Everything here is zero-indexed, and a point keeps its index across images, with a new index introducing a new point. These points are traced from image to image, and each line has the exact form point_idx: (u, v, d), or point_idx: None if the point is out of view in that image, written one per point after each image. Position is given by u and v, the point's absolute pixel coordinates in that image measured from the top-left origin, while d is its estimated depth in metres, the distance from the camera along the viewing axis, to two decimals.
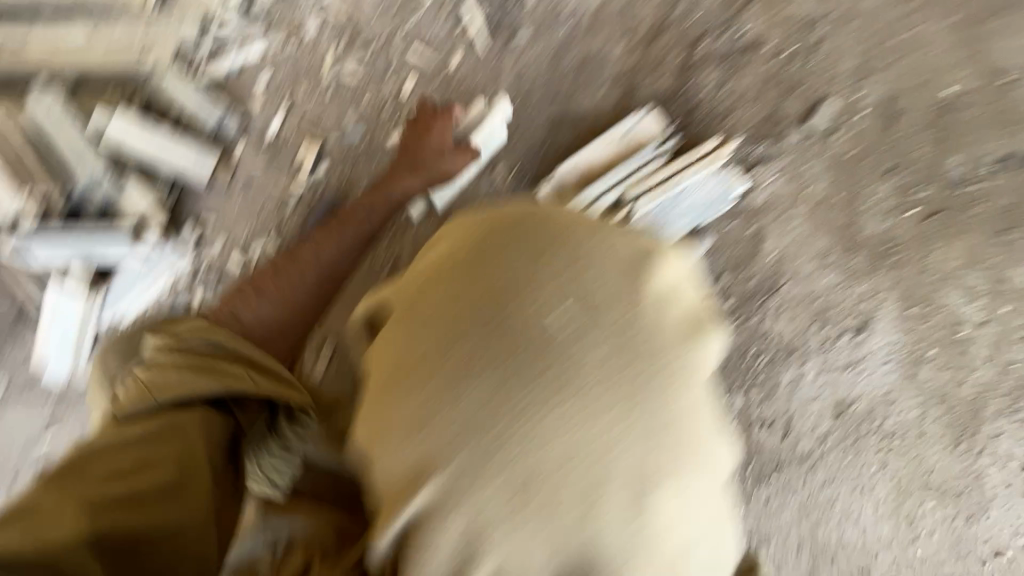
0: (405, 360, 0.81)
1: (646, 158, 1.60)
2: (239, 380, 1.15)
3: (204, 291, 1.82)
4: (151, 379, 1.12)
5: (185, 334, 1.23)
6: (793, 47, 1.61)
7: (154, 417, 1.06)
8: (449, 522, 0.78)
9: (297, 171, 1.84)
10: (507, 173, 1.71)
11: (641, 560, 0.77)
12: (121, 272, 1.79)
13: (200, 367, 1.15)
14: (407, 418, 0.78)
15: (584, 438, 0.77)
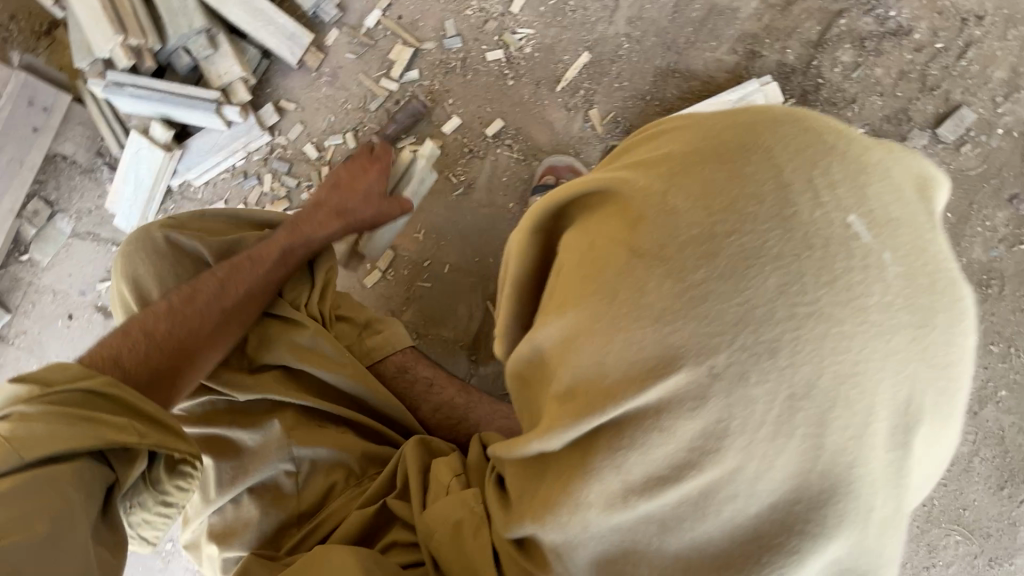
0: (633, 235, 0.65)
1: None
2: (123, 432, 0.94)
3: (275, 174, 1.77)
4: (24, 434, 0.86)
5: (56, 372, 0.94)
6: (940, 44, 1.48)
7: (49, 474, 0.86)
8: (670, 429, 0.61)
9: (386, 72, 1.75)
10: (601, 118, 1.62)
11: (882, 504, 0.62)
12: (199, 138, 1.73)
13: (78, 419, 0.91)
14: (632, 300, 0.63)
15: (863, 360, 0.57)
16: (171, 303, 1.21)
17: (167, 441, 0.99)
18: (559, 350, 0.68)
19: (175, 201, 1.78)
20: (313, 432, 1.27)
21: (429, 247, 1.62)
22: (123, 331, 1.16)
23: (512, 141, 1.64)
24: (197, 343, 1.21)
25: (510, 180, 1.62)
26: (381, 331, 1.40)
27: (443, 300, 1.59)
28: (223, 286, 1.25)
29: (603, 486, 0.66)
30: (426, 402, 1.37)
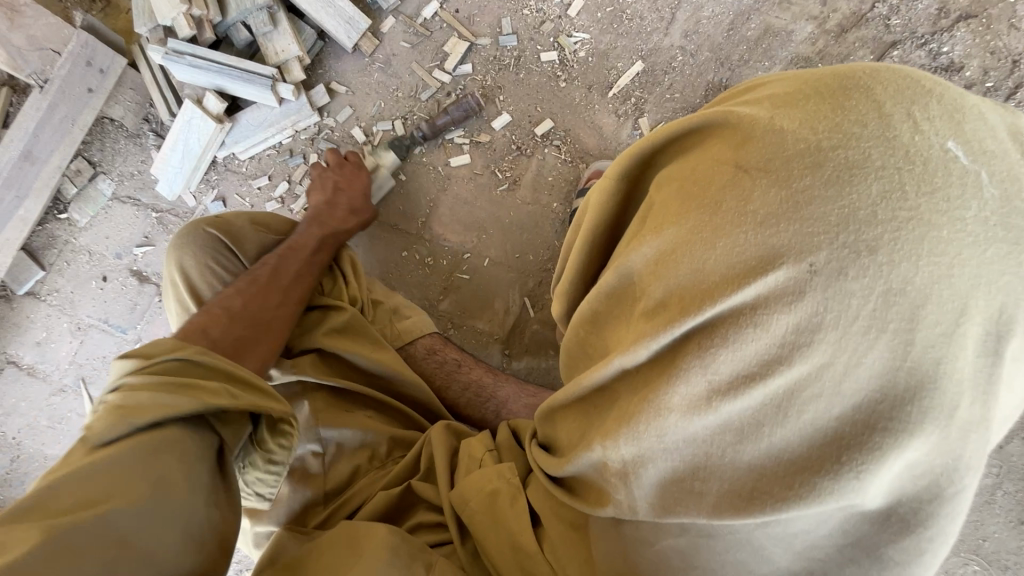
0: (739, 155, 0.72)
1: None
2: (217, 395, 0.95)
3: (321, 155, 1.78)
4: (132, 401, 0.89)
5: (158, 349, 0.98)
6: (989, 84, 1.52)
7: (151, 437, 0.87)
8: (765, 324, 0.65)
9: (439, 63, 1.76)
10: (649, 128, 1.64)
11: (968, 408, 0.61)
12: (250, 113, 1.74)
13: (173, 385, 0.93)
14: (738, 210, 0.68)
15: (962, 267, 0.61)
16: (229, 300, 1.23)
17: (261, 400, 1.01)
18: (654, 264, 0.75)
19: (219, 172, 1.81)
20: (340, 416, 1.26)
21: (470, 239, 1.65)
22: (194, 325, 1.13)
23: (560, 142, 1.66)
24: (272, 325, 1.23)
25: (556, 180, 1.64)
26: (410, 317, 1.44)
27: (480, 293, 1.61)
28: (270, 279, 1.30)
29: (691, 388, 0.69)
30: (453, 383, 1.37)
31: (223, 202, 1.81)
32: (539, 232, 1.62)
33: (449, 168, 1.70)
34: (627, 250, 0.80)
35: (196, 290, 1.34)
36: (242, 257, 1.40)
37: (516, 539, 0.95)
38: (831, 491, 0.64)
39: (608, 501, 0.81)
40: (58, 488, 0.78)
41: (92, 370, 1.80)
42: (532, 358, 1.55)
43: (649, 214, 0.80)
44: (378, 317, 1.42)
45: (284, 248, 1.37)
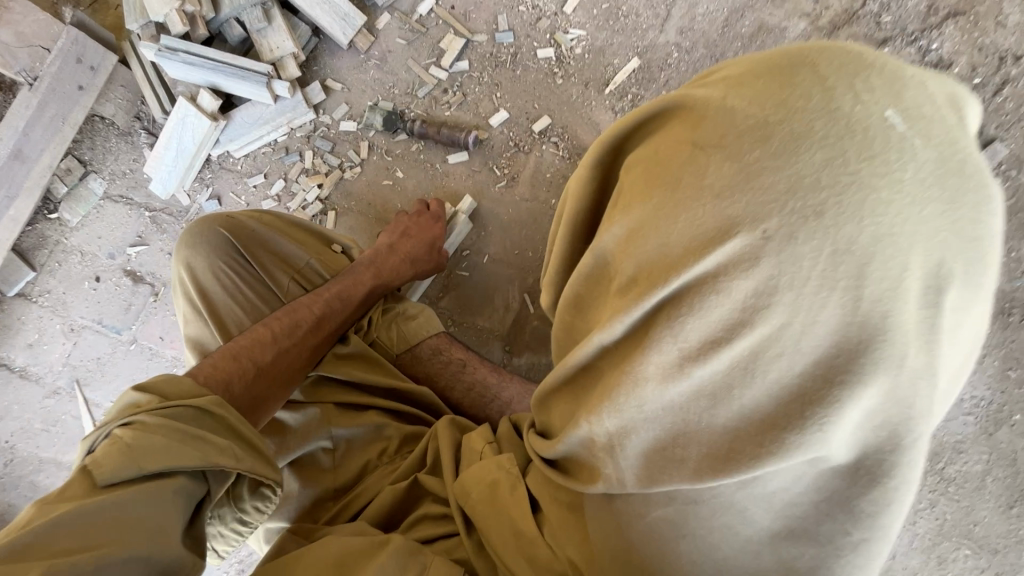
0: (696, 132, 0.69)
1: None
2: (223, 454, 0.94)
3: (317, 152, 1.77)
4: (134, 445, 0.87)
5: (166, 389, 0.96)
6: (977, 80, 1.54)
7: (148, 489, 0.85)
8: (727, 290, 0.61)
9: (435, 60, 1.76)
10: None
11: (916, 357, 0.58)
12: (245, 110, 1.72)
13: (179, 434, 0.91)
14: (704, 188, 0.65)
15: (906, 226, 0.58)
16: (273, 329, 1.21)
17: (260, 467, 0.99)
18: (625, 245, 0.71)
19: (213, 170, 1.79)
20: (347, 417, 1.29)
21: (469, 237, 1.65)
22: (232, 357, 1.12)
23: (558, 139, 1.67)
24: (293, 375, 1.23)
25: (553, 177, 1.65)
26: (416, 317, 1.44)
27: (480, 290, 1.62)
28: (315, 322, 1.28)
29: (664, 354, 0.65)
30: (458, 382, 1.36)
31: (218, 200, 1.80)
32: (538, 228, 1.63)
33: (447, 165, 1.70)
34: (599, 232, 0.76)
35: (207, 292, 1.35)
36: (257, 264, 1.39)
37: (518, 524, 0.93)
38: (796, 445, 0.61)
39: (599, 477, 0.76)
40: (47, 534, 0.76)
41: (86, 371, 1.77)
42: (532, 354, 1.56)
43: (614, 205, 0.76)
44: (384, 327, 1.43)
45: (338, 293, 1.34)
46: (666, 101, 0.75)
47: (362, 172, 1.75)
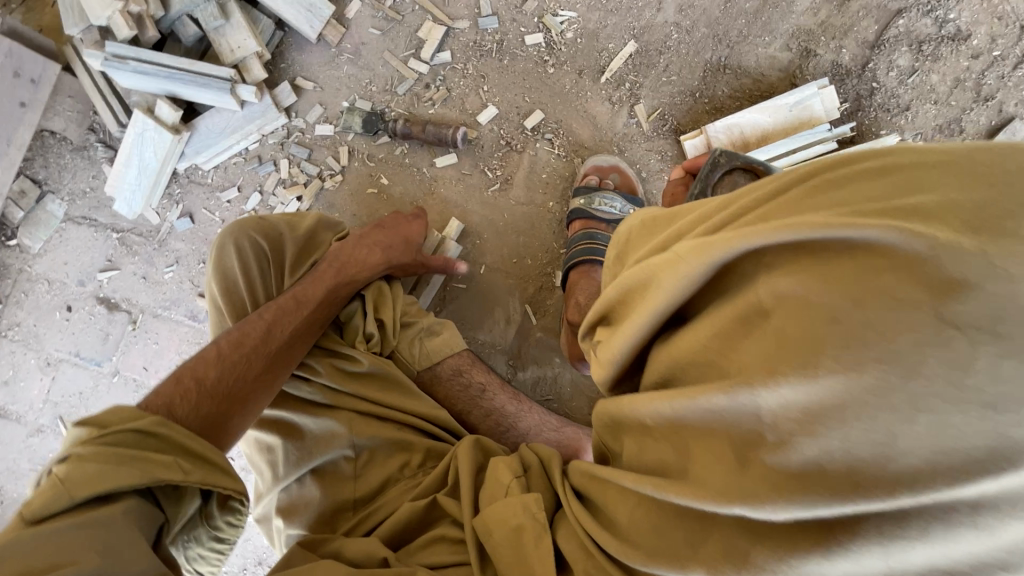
0: (938, 299, 0.44)
1: (817, 138, 1.38)
2: (169, 470, 0.86)
3: (292, 159, 1.64)
4: (72, 472, 0.81)
5: (106, 414, 0.89)
6: (997, 52, 1.44)
7: (94, 514, 0.78)
8: (986, 522, 0.44)
9: (415, 51, 1.61)
10: (646, 115, 1.53)
11: None
12: (209, 118, 1.58)
13: (123, 454, 0.84)
14: (947, 379, 0.44)
15: None
16: (221, 348, 1.13)
17: (217, 479, 0.91)
18: (796, 424, 0.49)
19: (181, 185, 1.66)
20: (371, 426, 1.21)
21: (465, 245, 1.55)
22: (174, 378, 1.05)
23: (552, 135, 1.55)
24: (254, 388, 1.11)
25: (550, 177, 1.54)
26: (438, 335, 1.34)
27: (480, 301, 1.53)
28: (267, 330, 1.17)
29: (860, 564, 0.48)
30: (476, 410, 1.28)
31: (190, 217, 1.66)
32: (536, 233, 1.53)
33: (435, 168, 1.58)
34: (752, 375, 0.51)
35: (231, 292, 1.27)
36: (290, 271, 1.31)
37: None
38: None
39: None
40: None
41: (69, 409, 1.67)
42: (538, 367, 1.49)
43: (755, 351, 0.52)
44: (403, 339, 1.32)
45: (290, 296, 1.23)
46: (870, 229, 0.46)
47: (342, 179, 1.62)
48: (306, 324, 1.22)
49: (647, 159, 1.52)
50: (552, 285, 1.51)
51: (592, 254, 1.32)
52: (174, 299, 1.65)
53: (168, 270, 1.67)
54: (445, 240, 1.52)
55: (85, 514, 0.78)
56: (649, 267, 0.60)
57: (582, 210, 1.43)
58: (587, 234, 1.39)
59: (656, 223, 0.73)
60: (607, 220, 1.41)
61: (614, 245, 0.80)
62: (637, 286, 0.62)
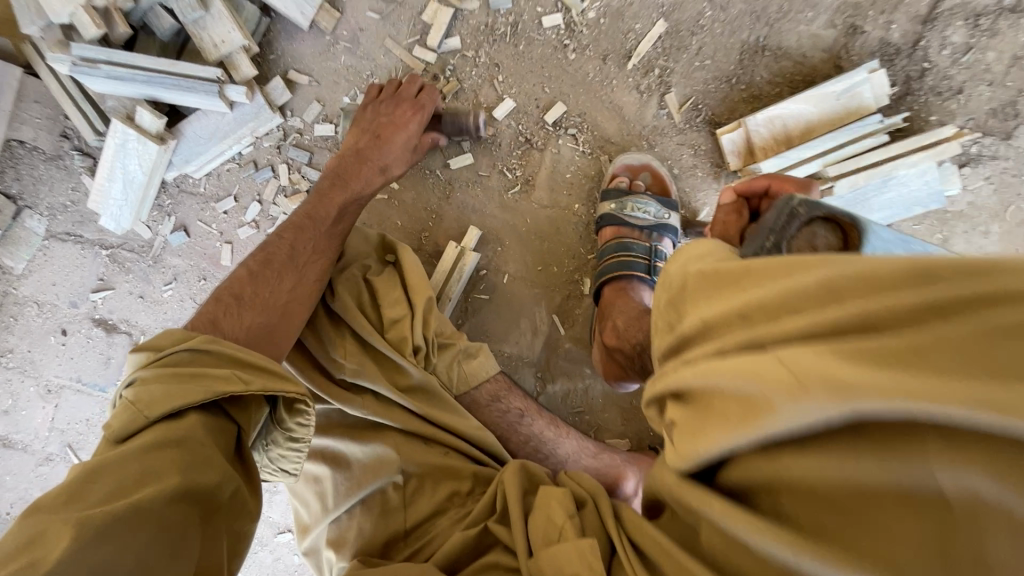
0: None
1: (866, 129, 1.26)
2: (225, 384, 0.93)
3: (291, 164, 1.51)
4: (141, 397, 0.89)
5: (162, 339, 0.98)
6: None
7: (169, 428, 0.87)
8: None
9: (419, 37, 1.46)
10: (678, 105, 1.41)
11: None
12: (196, 122, 1.43)
13: (181, 375, 0.92)
14: None
15: None
16: (251, 265, 1.14)
17: (273, 385, 0.97)
18: None
19: (172, 195, 1.54)
20: (419, 452, 1.15)
21: (485, 252, 1.45)
22: (213, 298, 1.09)
23: (576, 130, 1.43)
24: (291, 304, 1.13)
25: (575, 176, 1.43)
26: (474, 356, 1.24)
27: (504, 312, 1.45)
28: (291, 248, 1.17)
29: None
30: (516, 438, 1.23)
31: (184, 230, 1.54)
32: (563, 237, 1.44)
33: (449, 171, 1.46)
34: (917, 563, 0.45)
35: None
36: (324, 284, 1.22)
37: None
38: None
39: None
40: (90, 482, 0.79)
41: (78, 435, 1.59)
42: (568, 380, 1.43)
43: (908, 529, 0.46)
44: (443, 361, 1.20)
45: (302, 215, 1.20)
46: None
47: None
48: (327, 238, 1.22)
49: (679, 154, 1.41)
50: (580, 292, 1.43)
51: (624, 269, 1.25)
52: (177, 319, 1.56)
53: (166, 289, 1.55)
54: (464, 251, 1.38)
55: (161, 429, 0.87)
56: (762, 371, 0.53)
57: (611, 216, 1.33)
58: (621, 245, 1.29)
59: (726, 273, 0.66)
60: (639, 227, 1.32)
61: (677, 264, 0.77)
62: (743, 402, 0.54)
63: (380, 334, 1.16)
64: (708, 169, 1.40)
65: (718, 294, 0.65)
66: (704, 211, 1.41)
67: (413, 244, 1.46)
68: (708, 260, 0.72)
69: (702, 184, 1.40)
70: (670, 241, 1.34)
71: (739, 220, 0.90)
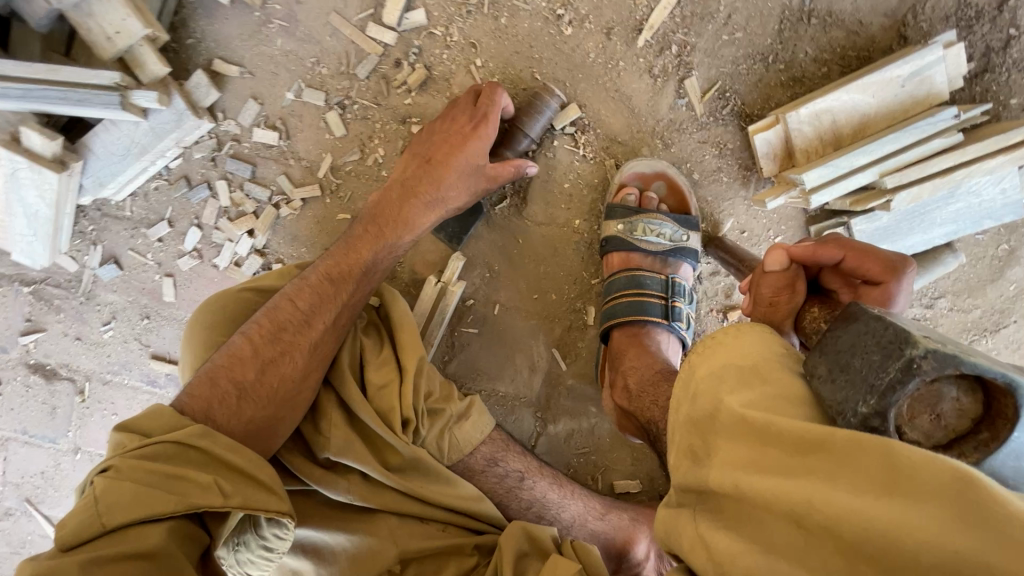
0: None
1: (936, 127, 0.98)
2: (206, 493, 0.69)
3: (231, 179, 1.25)
4: (108, 501, 0.66)
5: (149, 419, 0.75)
6: None
7: (132, 550, 0.63)
8: None
9: (374, 12, 1.17)
10: (700, 92, 1.14)
11: None
12: (103, 135, 1.15)
13: (165, 475, 0.69)
14: None
15: None
16: (255, 340, 0.89)
17: (262, 504, 0.71)
18: None
19: (93, 220, 1.28)
20: (415, 534, 0.97)
21: (471, 279, 1.23)
22: (208, 378, 0.85)
23: (576, 129, 1.17)
24: (305, 393, 0.92)
25: (575, 185, 1.20)
26: (466, 418, 1.05)
27: (496, 346, 1.25)
28: (306, 320, 0.92)
29: None
30: (516, 505, 1.07)
31: (116, 262, 1.30)
32: (562, 257, 1.22)
33: None
34: None
35: None
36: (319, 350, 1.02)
37: None
38: None
39: None
40: None
41: (35, 488, 1.44)
42: (572, 419, 1.26)
43: None
44: (434, 430, 1.01)
45: (326, 276, 0.96)
46: None
47: (302, 204, 1.25)
48: (349, 309, 0.97)
49: (700, 154, 1.17)
50: (582, 322, 1.23)
51: (635, 308, 1.08)
52: (124, 363, 1.36)
53: (106, 329, 1.34)
54: (446, 287, 1.19)
55: (119, 542, 0.64)
56: None
57: (620, 240, 1.13)
58: (632, 279, 1.11)
59: (776, 434, 0.49)
60: (652, 252, 1.14)
61: (712, 368, 0.59)
62: None
63: (366, 403, 0.96)
64: (733, 172, 1.17)
65: (753, 459, 0.50)
66: (728, 224, 1.19)
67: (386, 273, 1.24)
68: (739, 384, 0.56)
69: (726, 191, 1.18)
70: (689, 268, 1.16)
71: (792, 299, 0.72)
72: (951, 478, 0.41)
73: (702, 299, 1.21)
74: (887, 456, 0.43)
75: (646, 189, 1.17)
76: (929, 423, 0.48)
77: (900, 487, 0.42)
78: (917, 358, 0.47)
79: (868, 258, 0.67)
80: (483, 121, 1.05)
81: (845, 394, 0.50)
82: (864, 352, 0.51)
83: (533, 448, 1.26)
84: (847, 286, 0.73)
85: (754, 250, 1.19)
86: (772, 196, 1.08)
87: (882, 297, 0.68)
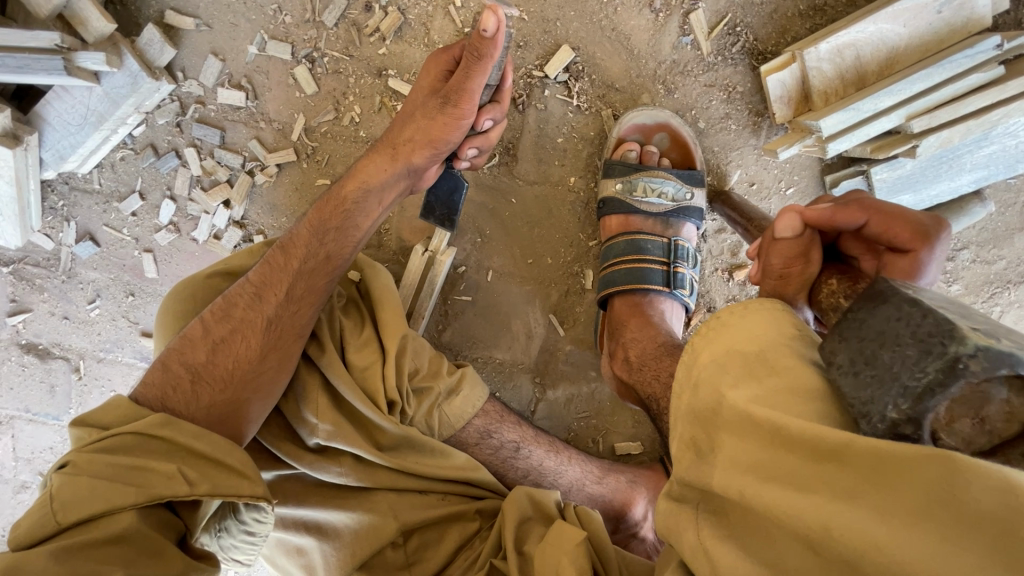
0: None
1: (977, 60, 0.87)
2: (170, 483, 0.70)
3: (200, 146, 1.16)
4: (67, 496, 0.67)
5: (106, 416, 0.76)
6: None
7: (100, 537, 0.65)
8: None
9: None
10: (706, 29, 1.02)
11: None
12: (56, 103, 1.07)
13: (122, 467, 0.70)
14: None
15: None
16: (208, 321, 0.87)
17: (227, 485, 0.73)
18: None
19: (62, 195, 1.21)
20: (414, 507, 0.96)
21: (461, 245, 1.17)
22: (161, 366, 0.84)
23: (569, 76, 1.06)
24: (263, 373, 0.87)
25: (569, 139, 1.11)
26: (457, 393, 1.02)
27: (491, 315, 1.20)
28: (258, 295, 0.88)
29: None
30: (513, 474, 1.06)
31: (92, 239, 1.24)
32: (556, 217, 1.15)
33: None
34: None
35: None
36: None
37: None
38: None
39: None
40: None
41: (47, 463, 1.44)
42: (571, 385, 1.23)
43: None
44: (421, 409, 0.99)
45: (277, 248, 0.91)
46: None
47: (277, 170, 1.17)
48: (302, 279, 0.89)
49: (706, 99, 1.06)
50: (580, 287, 1.18)
51: (631, 272, 1.03)
52: (115, 340, 1.33)
53: (92, 307, 1.30)
54: (434, 256, 1.12)
55: (89, 530, 0.66)
56: None
57: (618, 200, 1.06)
58: (631, 244, 1.04)
59: (787, 439, 0.46)
60: (651, 213, 1.07)
61: (716, 353, 0.56)
62: None
63: (348, 385, 0.93)
64: (742, 118, 1.07)
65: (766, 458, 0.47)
66: (736, 176, 1.10)
67: (372, 241, 1.18)
68: (742, 374, 0.53)
69: (734, 140, 1.08)
70: (692, 228, 1.08)
71: (806, 269, 0.65)
72: (995, 510, 0.37)
73: (706, 259, 1.14)
74: (921, 479, 0.40)
75: (647, 143, 1.08)
76: (972, 428, 0.42)
77: (931, 517, 0.39)
78: (962, 357, 0.42)
79: (895, 224, 0.60)
80: (437, 92, 0.88)
81: (871, 394, 0.46)
82: (895, 346, 0.47)
83: (533, 413, 1.24)
84: (870, 254, 0.66)
85: (763, 204, 1.10)
86: (785, 145, 0.98)
87: (908, 267, 0.61)
